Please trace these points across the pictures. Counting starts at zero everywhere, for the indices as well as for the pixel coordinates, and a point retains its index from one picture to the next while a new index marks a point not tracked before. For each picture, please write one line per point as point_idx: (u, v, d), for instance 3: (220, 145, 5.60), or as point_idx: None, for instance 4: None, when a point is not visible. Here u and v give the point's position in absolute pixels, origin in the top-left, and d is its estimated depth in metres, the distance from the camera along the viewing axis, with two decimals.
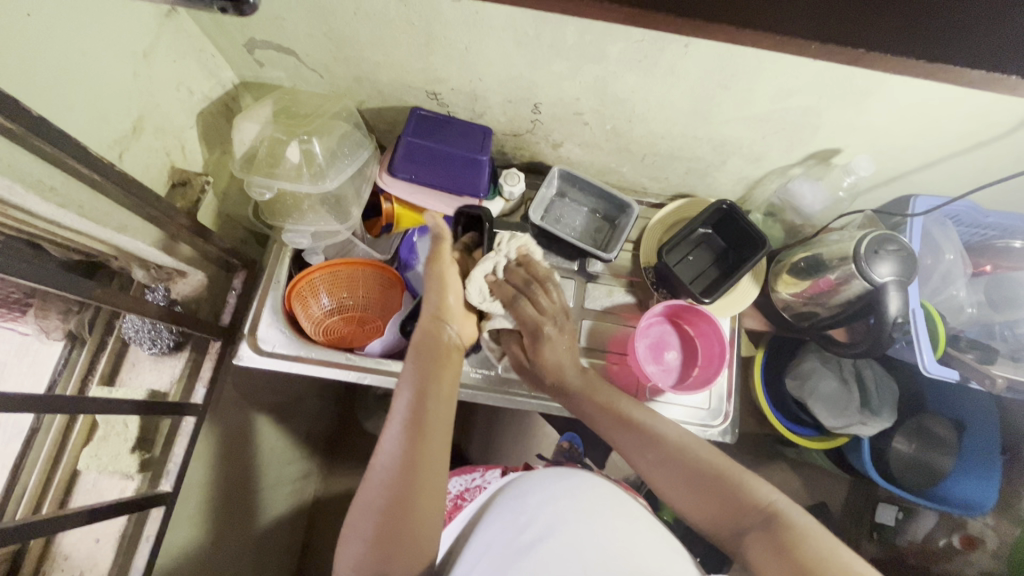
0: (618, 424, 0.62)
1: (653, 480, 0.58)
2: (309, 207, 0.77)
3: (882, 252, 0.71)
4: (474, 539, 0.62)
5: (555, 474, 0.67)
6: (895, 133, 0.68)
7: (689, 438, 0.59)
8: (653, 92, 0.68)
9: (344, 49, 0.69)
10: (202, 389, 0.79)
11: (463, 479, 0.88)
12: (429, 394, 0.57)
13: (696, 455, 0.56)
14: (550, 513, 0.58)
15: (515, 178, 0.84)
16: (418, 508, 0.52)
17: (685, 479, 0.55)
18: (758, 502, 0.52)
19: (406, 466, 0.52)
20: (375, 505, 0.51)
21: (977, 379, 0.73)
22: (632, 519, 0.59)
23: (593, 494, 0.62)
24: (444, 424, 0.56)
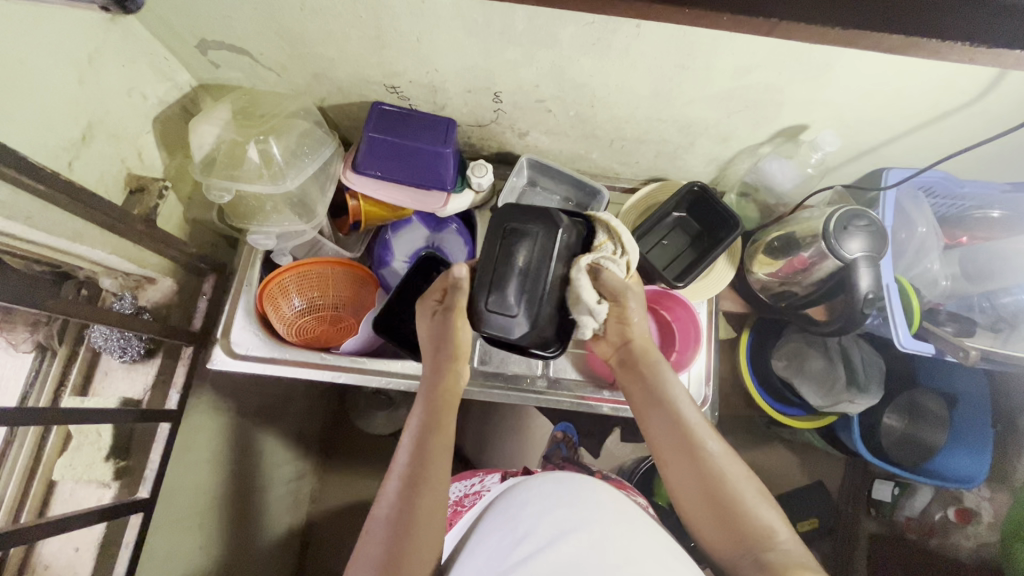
0: (669, 426, 0.61)
1: (676, 484, 0.60)
2: (273, 208, 0.76)
3: (852, 228, 0.70)
4: (472, 551, 0.62)
5: (550, 479, 0.67)
6: (860, 107, 0.67)
7: (726, 454, 0.59)
8: (611, 75, 0.67)
9: (296, 46, 0.68)
10: (178, 394, 0.78)
11: (464, 485, 0.88)
12: (426, 448, 0.59)
13: (726, 480, 0.57)
14: (549, 523, 0.58)
15: (483, 170, 0.82)
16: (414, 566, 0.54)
17: (706, 495, 0.57)
18: (769, 535, 0.54)
19: (405, 521, 0.55)
20: (374, 558, 0.54)
21: (952, 352, 0.72)
22: (631, 523, 0.60)
23: (589, 498, 0.63)
24: (442, 481, 0.59)
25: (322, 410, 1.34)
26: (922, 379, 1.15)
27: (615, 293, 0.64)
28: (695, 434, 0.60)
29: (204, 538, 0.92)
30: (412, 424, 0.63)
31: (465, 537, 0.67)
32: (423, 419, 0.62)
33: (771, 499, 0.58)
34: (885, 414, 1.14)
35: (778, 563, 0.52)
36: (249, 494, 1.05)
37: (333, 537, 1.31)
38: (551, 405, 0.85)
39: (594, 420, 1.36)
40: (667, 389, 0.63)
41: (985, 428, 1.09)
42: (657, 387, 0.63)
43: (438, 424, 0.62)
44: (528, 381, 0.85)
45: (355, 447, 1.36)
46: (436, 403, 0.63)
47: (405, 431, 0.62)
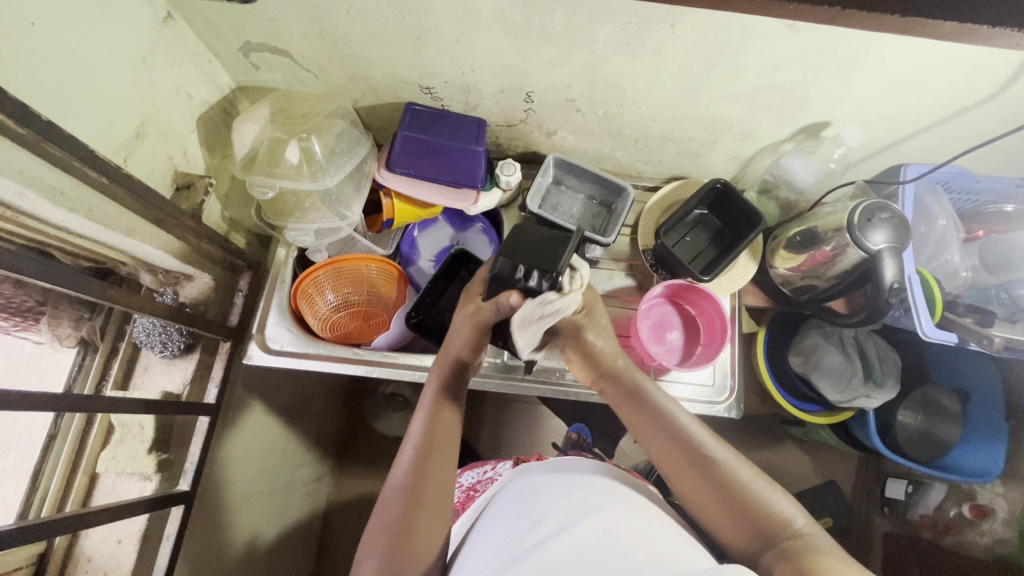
0: (670, 439, 0.62)
1: (686, 486, 0.60)
2: (310, 206, 0.77)
3: (876, 221, 0.72)
4: (484, 539, 0.63)
5: (563, 471, 0.69)
6: (882, 102, 0.69)
7: (727, 450, 0.61)
8: (642, 74, 0.69)
9: (338, 47, 0.70)
10: (214, 388, 0.79)
11: (476, 471, 0.90)
12: (436, 424, 0.62)
13: (734, 473, 0.58)
14: (563, 509, 0.60)
15: (511, 168, 0.85)
16: (427, 531, 0.56)
17: (719, 498, 0.57)
18: (787, 523, 0.55)
19: (420, 487, 0.58)
20: (388, 524, 0.56)
21: (975, 340, 0.74)
22: (644, 513, 0.61)
23: (602, 487, 0.64)
24: (449, 453, 0.61)
25: (340, 412, 1.35)
26: (936, 375, 1.18)
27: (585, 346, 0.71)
28: (693, 433, 0.62)
29: (230, 535, 0.93)
30: (423, 401, 0.65)
31: (479, 526, 0.67)
32: (434, 396, 0.65)
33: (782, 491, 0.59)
34: (900, 410, 1.16)
35: (803, 548, 0.52)
36: (271, 493, 1.06)
37: (349, 540, 1.31)
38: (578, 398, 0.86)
39: (610, 419, 1.38)
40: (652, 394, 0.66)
41: (998, 424, 1.11)
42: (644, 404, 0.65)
43: (449, 401, 0.65)
44: (557, 375, 0.87)
45: (372, 448, 1.37)
46: (445, 380, 0.66)
47: (417, 408, 0.65)
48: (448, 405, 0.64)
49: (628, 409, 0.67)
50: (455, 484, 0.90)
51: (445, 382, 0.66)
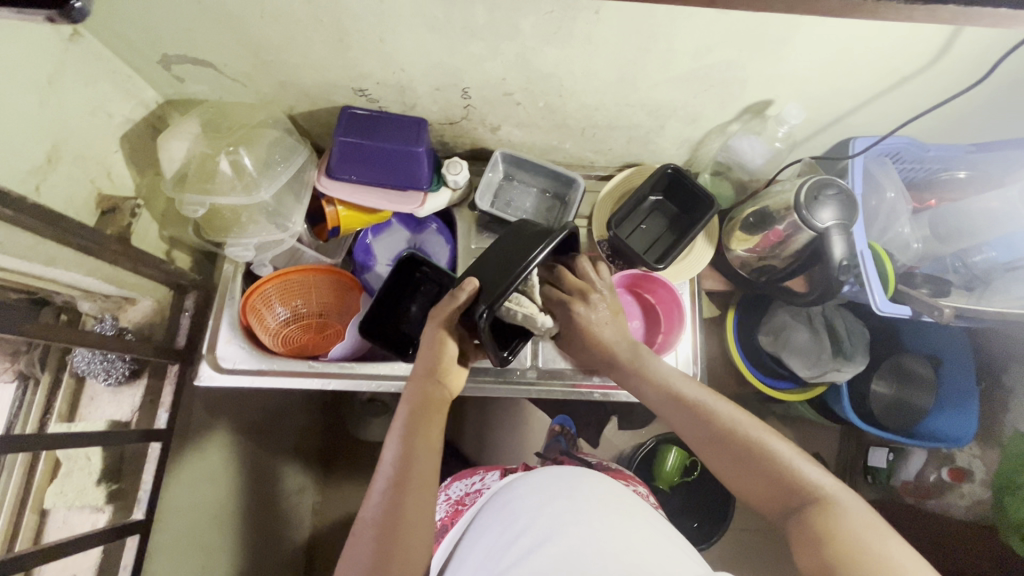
0: (685, 415, 0.63)
1: (710, 457, 0.61)
2: (248, 220, 0.75)
3: (822, 198, 0.71)
4: (474, 548, 0.64)
5: (550, 474, 0.70)
6: (820, 78, 0.68)
7: (742, 417, 0.61)
8: (575, 63, 0.68)
9: (260, 54, 0.68)
10: (165, 414, 0.77)
11: (463, 483, 0.89)
12: (409, 453, 0.60)
13: (749, 439, 0.59)
14: (546, 518, 0.60)
15: (457, 167, 0.83)
16: (402, 566, 0.53)
17: (739, 465, 0.58)
18: (810, 486, 0.55)
19: (393, 518, 0.55)
20: (362, 561, 0.53)
21: (926, 312, 0.73)
22: (630, 516, 0.62)
23: (586, 491, 0.65)
24: (426, 482, 0.58)
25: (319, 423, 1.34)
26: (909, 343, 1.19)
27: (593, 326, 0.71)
28: (705, 407, 0.63)
29: (204, 558, 0.92)
30: (395, 429, 0.63)
31: (467, 538, 0.68)
32: (408, 424, 0.62)
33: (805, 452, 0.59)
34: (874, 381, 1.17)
35: (823, 511, 0.52)
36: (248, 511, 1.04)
37: (337, 551, 1.29)
38: (539, 395, 0.86)
39: (590, 411, 1.37)
40: (660, 371, 0.67)
41: (970, 388, 1.13)
42: (649, 379, 0.67)
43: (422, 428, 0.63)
44: (517, 373, 0.86)
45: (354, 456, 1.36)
46: (417, 408, 0.64)
47: (389, 435, 0.63)
48: (420, 432, 0.62)
49: (639, 388, 0.68)
50: (445, 497, 0.89)
51: (419, 405, 0.64)
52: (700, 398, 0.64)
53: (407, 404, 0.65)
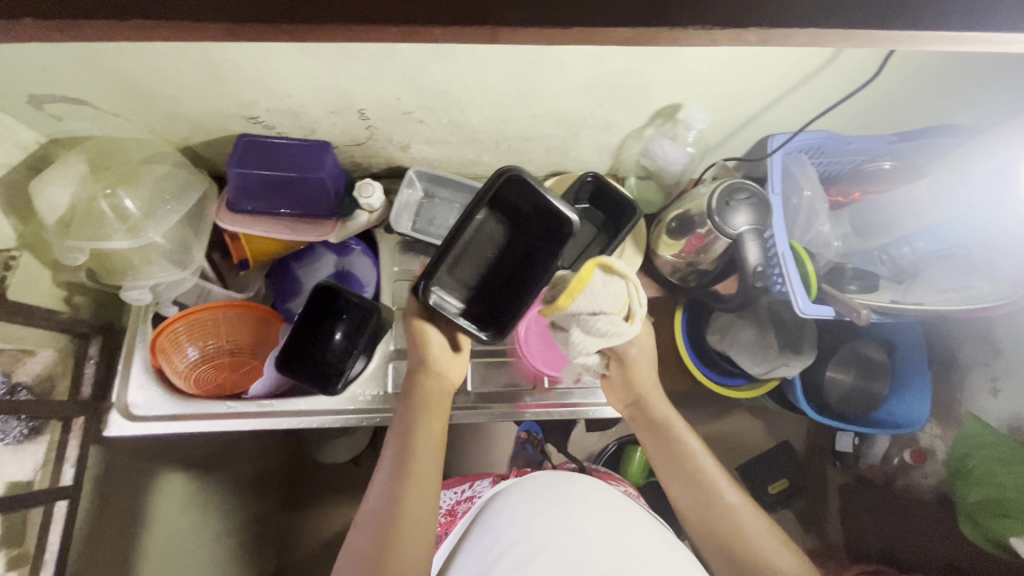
0: (689, 482, 0.70)
1: (696, 528, 0.68)
2: (142, 262, 0.71)
3: (734, 203, 0.69)
4: (472, 545, 0.69)
5: (552, 480, 0.74)
6: (723, 81, 0.66)
7: (739, 499, 0.68)
8: (467, 79, 0.65)
9: (134, 88, 0.64)
10: (71, 469, 0.73)
11: (455, 492, 0.90)
12: (409, 458, 0.62)
13: (740, 522, 0.66)
14: (547, 526, 0.65)
15: (369, 189, 0.80)
16: (400, 555, 0.55)
17: (721, 542, 0.66)
18: (779, 570, 0.63)
19: (393, 511, 0.57)
20: (364, 551, 0.56)
21: (846, 313, 0.71)
22: (618, 518, 0.67)
23: (582, 501, 0.69)
24: (425, 483, 0.60)
25: None
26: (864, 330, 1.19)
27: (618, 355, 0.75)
28: (711, 481, 0.69)
29: None
30: (395, 425, 0.66)
31: (466, 539, 0.72)
32: (407, 428, 0.65)
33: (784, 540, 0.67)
34: (831, 369, 1.17)
35: None
36: None
37: None
38: (471, 420, 0.84)
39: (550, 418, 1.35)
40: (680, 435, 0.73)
41: (921, 374, 1.13)
42: (677, 441, 0.73)
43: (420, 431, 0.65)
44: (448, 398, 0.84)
45: None
46: (413, 403, 0.67)
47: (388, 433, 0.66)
48: (419, 434, 0.64)
49: (654, 445, 0.74)
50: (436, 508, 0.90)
51: (417, 402, 0.67)
52: (711, 471, 0.70)
53: (406, 409, 0.67)
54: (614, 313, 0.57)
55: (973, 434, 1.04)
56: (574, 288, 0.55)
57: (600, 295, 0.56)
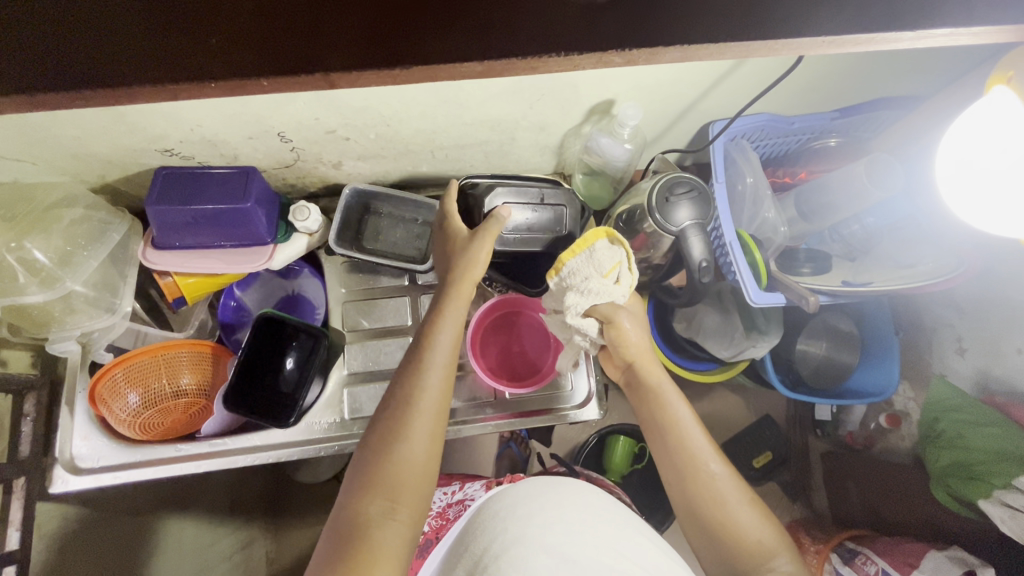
0: (674, 451, 0.64)
1: (678, 503, 0.64)
2: (64, 313, 0.67)
3: (675, 198, 0.67)
4: (462, 547, 0.67)
5: (547, 482, 0.72)
6: (651, 74, 0.63)
7: (727, 474, 0.63)
8: (385, 94, 0.62)
9: (30, 132, 0.60)
10: (17, 532, 0.71)
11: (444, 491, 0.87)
12: (415, 392, 0.56)
13: (721, 500, 0.61)
14: (546, 526, 0.63)
15: (304, 213, 0.77)
16: (417, 434, 0.55)
17: (702, 519, 0.62)
18: (763, 551, 0.59)
19: (412, 393, 0.56)
20: (379, 434, 0.55)
21: (795, 300, 0.70)
22: (609, 516, 0.67)
23: (575, 502, 0.68)
24: (430, 419, 0.56)
25: None
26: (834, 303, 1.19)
27: (608, 316, 0.68)
28: (698, 452, 0.63)
29: None
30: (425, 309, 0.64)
31: (455, 541, 0.70)
32: (423, 350, 0.59)
33: (772, 517, 0.62)
34: (803, 343, 1.17)
35: None
36: None
37: None
38: None
39: None
40: (670, 401, 0.67)
41: (891, 343, 1.13)
42: (662, 414, 0.66)
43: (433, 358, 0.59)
44: None
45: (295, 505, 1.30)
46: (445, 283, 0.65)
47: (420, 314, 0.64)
48: (431, 363, 0.58)
49: (642, 408, 0.68)
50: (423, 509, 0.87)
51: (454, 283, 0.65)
52: (697, 445, 0.64)
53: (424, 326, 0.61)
54: (604, 275, 0.67)
55: (939, 397, 1.05)
56: (575, 249, 0.67)
57: (600, 252, 0.66)
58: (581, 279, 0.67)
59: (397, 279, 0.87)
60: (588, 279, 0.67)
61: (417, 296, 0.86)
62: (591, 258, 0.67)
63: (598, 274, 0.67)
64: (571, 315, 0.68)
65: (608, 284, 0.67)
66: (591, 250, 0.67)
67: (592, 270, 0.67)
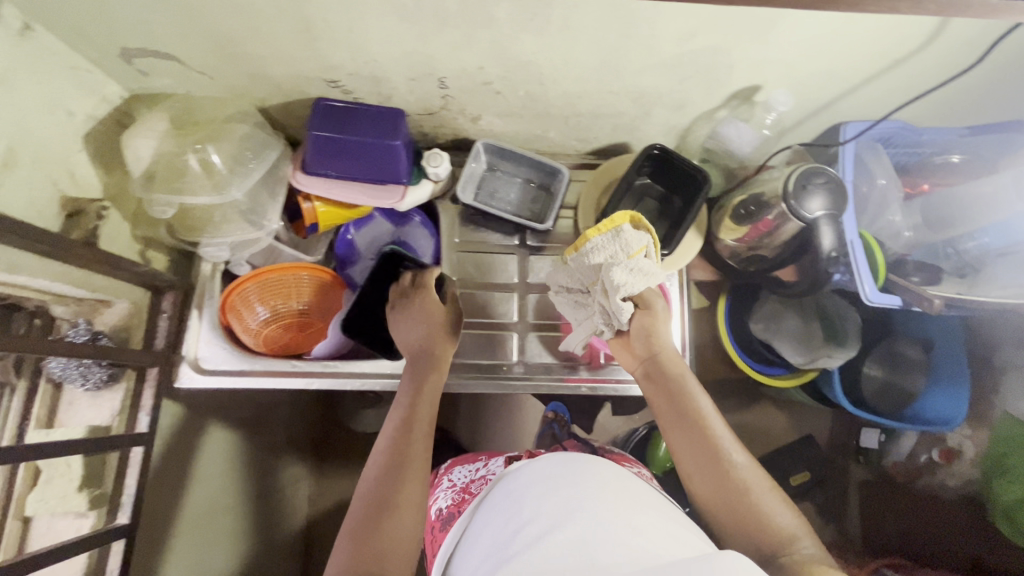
0: (690, 433, 0.65)
1: (698, 488, 0.63)
2: (222, 219, 0.73)
3: (812, 187, 0.69)
4: (470, 542, 0.63)
5: (560, 458, 0.65)
6: (809, 62, 0.66)
7: (743, 457, 0.63)
8: (554, 50, 0.65)
9: (225, 45, 0.65)
10: (146, 417, 0.77)
11: (467, 468, 0.84)
12: (410, 449, 0.62)
13: (739, 477, 0.61)
14: (553, 503, 0.56)
15: (438, 159, 0.80)
16: (408, 491, 0.59)
17: (721, 496, 0.61)
18: (784, 531, 0.57)
19: (403, 455, 0.62)
20: (372, 491, 0.59)
21: (916, 303, 0.73)
22: (636, 500, 0.58)
23: (595, 481, 0.60)
24: (416, 479, 0.60)
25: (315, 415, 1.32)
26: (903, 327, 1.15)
27: (646, 300, 0.74)
28: (715, 436, 0.65)
29: (215, 539, 0.93)
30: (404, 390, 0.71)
31: (473, 526, 0.65)
32: (410, 415, 0.66)
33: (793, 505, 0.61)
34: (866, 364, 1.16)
35: (797, 559, 0.54)
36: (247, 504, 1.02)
37: None
38: (529, 390, 0.85)
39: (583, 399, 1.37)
40: (692, 387, 0.69)
41: (961, 371, 1.09)
42: (686, 400, 0.68)
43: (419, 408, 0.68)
44: (503, 369, 0.86)
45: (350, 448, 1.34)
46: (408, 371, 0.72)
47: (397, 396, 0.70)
48: (420, 432, 0.64)
49: (660, 395, 0.70)
50: (446, 483, 0.84)
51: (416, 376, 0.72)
52: (712, 427, 0.65)
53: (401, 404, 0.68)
54: (631, 255, 0.71)
55: None
56: (603, 227, 0.70)
57: (629, 233, 0.70)
58: (615, 259, 0.71)
59: (507, 238, 0.90)
60: (618, 259, 0.70)
61: (524, 257, 0.90)
62: (620, 240, 0.70)
63: (630, 257, 0.71)
64: (617, 296, 0.70)
65: (639, 264, 0.71)
66: (617, 234, 0.70)
67: (619, 253, 0.71)
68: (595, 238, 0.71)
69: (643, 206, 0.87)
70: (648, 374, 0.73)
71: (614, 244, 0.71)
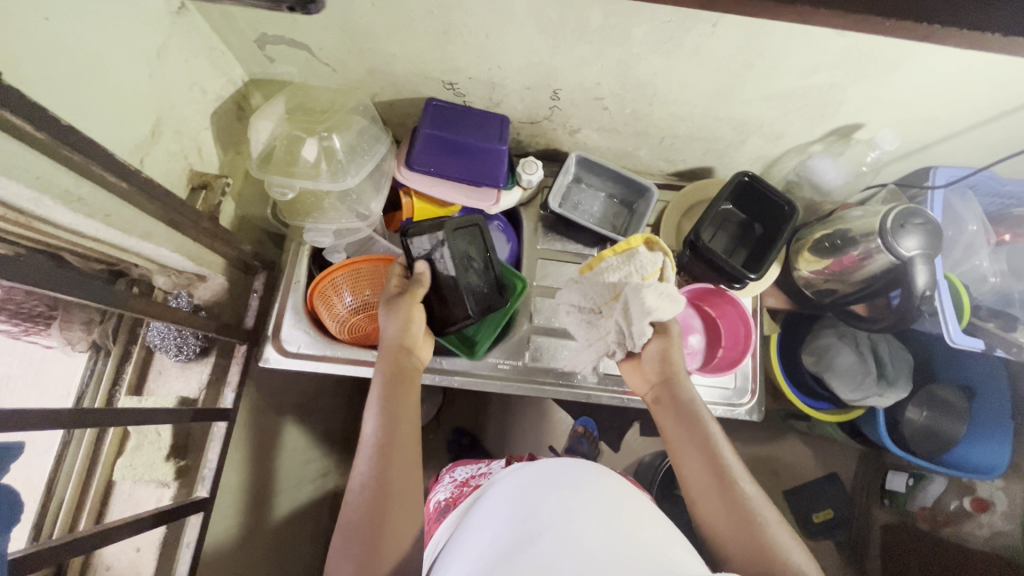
0: (705, 462, 0.61)
1: (713, 523, 0.58)
2: (330, 205, 0.76)
3: (909, 226, 0.71)
4: (454, 546, 0.56)
5: (557, 461, 0.60)
6: (919, 104, 0.68)
7: (759, 493, 0.59)
8: (676, 73, 0.67)
9: (360, 40, 0.67)
10: (232, 394, 0.78)
11: (471, 467, 0.85)
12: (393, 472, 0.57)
13: (757, 513, 0.56)
14: (554, 500, 0.51)
15: (533, 167, 0.82)
16: (397, 519, 0.55)
17: (736, 531, 0.56)
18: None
19: (384, 484, 0.56)
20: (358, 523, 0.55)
21: (1004, 347, 0.75)
22: (637, 508, 0.53)
23: (595, 484, 0.55)
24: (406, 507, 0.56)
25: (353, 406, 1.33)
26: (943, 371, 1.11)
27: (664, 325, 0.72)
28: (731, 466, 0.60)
29: (267, 521, 0.93)
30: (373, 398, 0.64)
31: (456, 534, 0.59)
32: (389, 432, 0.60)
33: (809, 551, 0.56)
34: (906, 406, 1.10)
35: None
36: (295, 488, 1.03)
37: None
38: (602, 400, 0.85)
39: (621, 415, 1.38)
40: (704, 415, 0.65)
41: (1004, 420, 1.05)
42: (699, 427, 0.64)
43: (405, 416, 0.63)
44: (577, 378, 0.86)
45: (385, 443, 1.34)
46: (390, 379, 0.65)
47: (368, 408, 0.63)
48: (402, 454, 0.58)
49: (672, 421, 0.66)
50: (447, 480, 0.85)
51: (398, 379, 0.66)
52: (728, 459, 0.61)
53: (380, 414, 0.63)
54: (645, 277, 0.73)
55: None
56: (620, 248, 0.74)
57: (642, 256, 0.73)
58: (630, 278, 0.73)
59: (586, 249, 0.92)
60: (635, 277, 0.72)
61: None
62: (635, 261, 0.73)
63: (647, 275, 0.72)
64: (640, 312, 0.69)
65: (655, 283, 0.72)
66: (632, 255, 0.73)
67: (636, 274, 0.73)
68: (613, 258, 0.74)
69: (727, 233, 0.88)
70: (659, 399, 0.70)
71: (630, 265, 0.73)
